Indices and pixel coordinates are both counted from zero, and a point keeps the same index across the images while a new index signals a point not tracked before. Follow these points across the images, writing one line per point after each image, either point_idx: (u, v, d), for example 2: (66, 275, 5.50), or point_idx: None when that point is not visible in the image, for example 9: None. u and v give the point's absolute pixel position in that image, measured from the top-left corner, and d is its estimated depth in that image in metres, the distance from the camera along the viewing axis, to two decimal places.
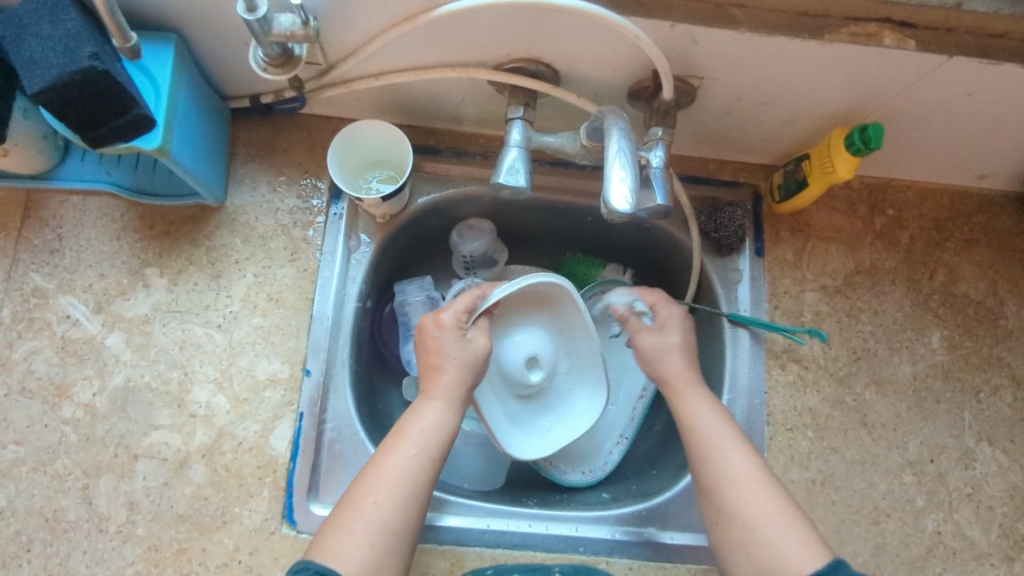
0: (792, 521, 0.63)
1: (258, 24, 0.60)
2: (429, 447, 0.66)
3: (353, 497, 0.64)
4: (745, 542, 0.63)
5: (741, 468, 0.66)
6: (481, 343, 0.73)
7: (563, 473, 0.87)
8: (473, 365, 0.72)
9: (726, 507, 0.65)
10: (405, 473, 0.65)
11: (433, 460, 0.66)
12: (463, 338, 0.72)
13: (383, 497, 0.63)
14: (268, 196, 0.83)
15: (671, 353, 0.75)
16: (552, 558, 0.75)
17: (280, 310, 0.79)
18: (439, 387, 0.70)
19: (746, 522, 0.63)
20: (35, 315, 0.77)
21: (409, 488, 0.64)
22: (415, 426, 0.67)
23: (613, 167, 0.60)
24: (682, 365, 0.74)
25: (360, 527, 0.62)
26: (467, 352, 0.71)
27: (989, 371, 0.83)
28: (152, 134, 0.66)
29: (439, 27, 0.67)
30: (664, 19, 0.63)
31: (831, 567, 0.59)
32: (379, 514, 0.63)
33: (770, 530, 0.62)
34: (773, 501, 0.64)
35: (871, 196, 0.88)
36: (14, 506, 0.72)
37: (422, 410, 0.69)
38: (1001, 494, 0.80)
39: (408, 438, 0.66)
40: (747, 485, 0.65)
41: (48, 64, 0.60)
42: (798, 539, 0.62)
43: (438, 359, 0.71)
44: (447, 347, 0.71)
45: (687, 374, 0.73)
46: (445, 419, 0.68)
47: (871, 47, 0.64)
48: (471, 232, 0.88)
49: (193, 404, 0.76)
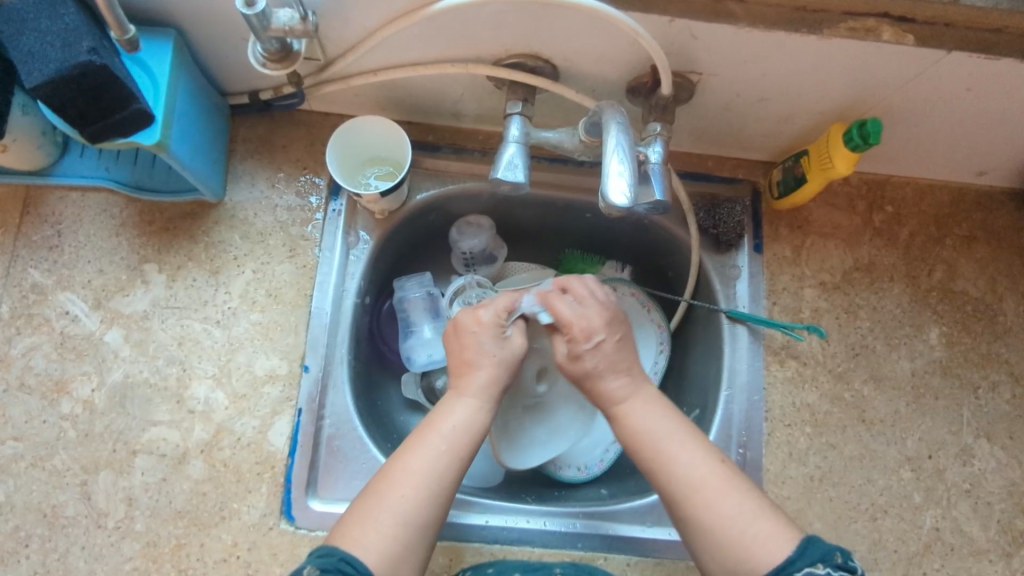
0: (756, 515, 0.62)
1: (256, 19, 0.60)
2: (458, 446, 0.66)
3: (377, 489, 0.64)
4: (712, 548, 0.62)
5: (692, 472, 0.64)
6: (519, 342, 0.73)
7: (559, 468, 0.87)
8: (508, 363, 0.72)
9: (684, 515, 0.64)
10: (433, 468, 0.64)
11: (460, 459, 0.66)
12: (501, 336, 0.72)
13: (411, 490, 0.63)
14: (266, 193, 0.83)
15: (597, 376, 0.71)
16: (550, 555, 0.75)
17: (278, 306, 0.79)
18: (472, 383, 0.70)
19: (708, 527, 0.62)
20: (33, 312, 0.77)
21: (434, 484, 0.64)
22: (446, 422, 0.67)
23: (612, 161, 0.60)
24: (613, 384, 0.70)
25: (385, 519, 0.61)
26: (504, 350, 0.72)
27: (987, 368, 0.83)
28: (153, 128, 0.66)
29: (438, 22, 0.67)
30: (663, 14, 0.63)
31: (801, 547, 0.60)
32: (403, 507, 0.62)
33: (732, 530, 0.61)
34: (729, 501, 0.63)
35: (870, 192, 0.88)
36: (13, 502, 0.72)
37: (453, 406, 0.69)
38: (999, 490, 0.80)
39: (437, 434, 0.66)
40: (698, 491, 0.63)
41: (46, 58, 0.60)
42: (762, 531, 0.61)
43: (474, 354, 0.71)
44: (484, 344, 0.71)
45: (623, 391, 0.70)
46: (476, 417, 0.68)
47: (869, 42, 0.64)
48: (470, 229, 0.89)
49: (192, 401, 0.76)
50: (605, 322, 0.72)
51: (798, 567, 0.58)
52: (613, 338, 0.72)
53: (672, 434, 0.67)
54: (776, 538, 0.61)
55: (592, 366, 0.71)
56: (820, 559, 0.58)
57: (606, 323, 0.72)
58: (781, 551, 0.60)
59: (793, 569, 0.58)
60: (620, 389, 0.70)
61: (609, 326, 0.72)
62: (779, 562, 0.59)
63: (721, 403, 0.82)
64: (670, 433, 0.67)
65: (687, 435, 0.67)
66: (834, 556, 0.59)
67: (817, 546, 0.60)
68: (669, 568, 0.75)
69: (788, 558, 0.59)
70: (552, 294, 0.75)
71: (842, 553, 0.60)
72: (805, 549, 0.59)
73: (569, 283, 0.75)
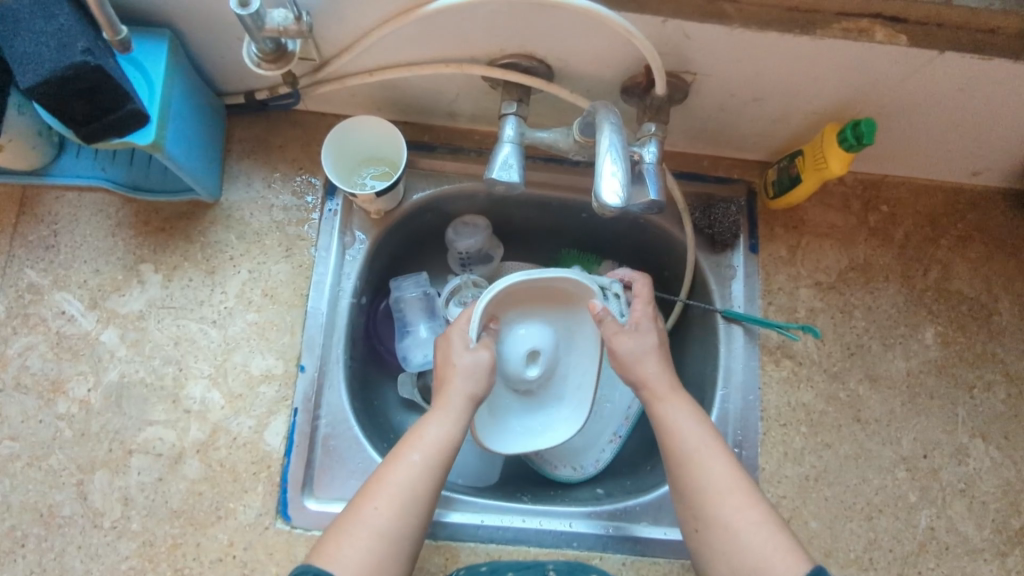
0: (776, 527, 0.62)
1: (251, 19, 0.60)
2: (431, 456, 0.65)
3: (356, 502, 0.63)
4: (732, 551, 0.62)
5: (725, 474, 0.65)
6: (486, 354, 0.71)
7: (553, 467, 0.88)
8: (477, 373, 0.70)
9: (709, 516, 0.64)
10: (406, 479, 0.63)
11: (436, 470, 0.65)
12: (467, 346, 0.71)
13: (384, 503, 0.62)
14: (262, 192, 0.83)
15: (648, 358, 0.72)
16: (545, 554, 0.75)
17: (274, 306, 0.79)
18: (444, 395, 0.69)
19: (731, 530, 0.62)
20: (30, 311, 0.77)
21: (409, 495, 0.63)
22: (418, 434, 0.66)
23: (605, 162, 0.60)
24: (659, 376, 0.71)
25: (361, 532, 0.61)
26: (468, 360, 0.70)
27: (982, 368, 0.83)
28: (147, 129, 0.66)
29: (432, 21, 0.67)
30: (657, 14, 0.63)
31: (815, 573, 0.59)
32: (378, 520, 0.62)
33: (756, 535, 0.62)
34: (756, 509, 0.63)
35: (865, 192, 0.88)
36: (9, 501, 0.73)
37: (427, 419, 0.68)
38: (994, 489, 0.80)
39: (410, 446, 0.66)
40: (731, 495, 0.64)
41: (40, 59, 0.60)
42: (782, 544, 0.61)
43: (443, 368, 0.70)
44: (452, 356, 0.71)
45: (665, 386, 0.70)
46: (450, 427, 0.67)
47: (862, 42, 0.64)
48: (466, 229, 0.89)
49: (188, 401, 0.76)
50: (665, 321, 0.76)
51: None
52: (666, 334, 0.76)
53: (706, 437, 0.67)
54: (791, 553, 0.61)
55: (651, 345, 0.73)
56: None
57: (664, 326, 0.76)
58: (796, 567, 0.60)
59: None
60: (660, 384, 0.70)
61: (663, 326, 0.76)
62: None
63: (717, 402, 0.82)
64: (705, 436, 0.67)
65: (715, 440, 0.67)
66: None
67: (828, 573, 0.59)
68: (664, 568, 0.75)
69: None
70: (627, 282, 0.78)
71: None
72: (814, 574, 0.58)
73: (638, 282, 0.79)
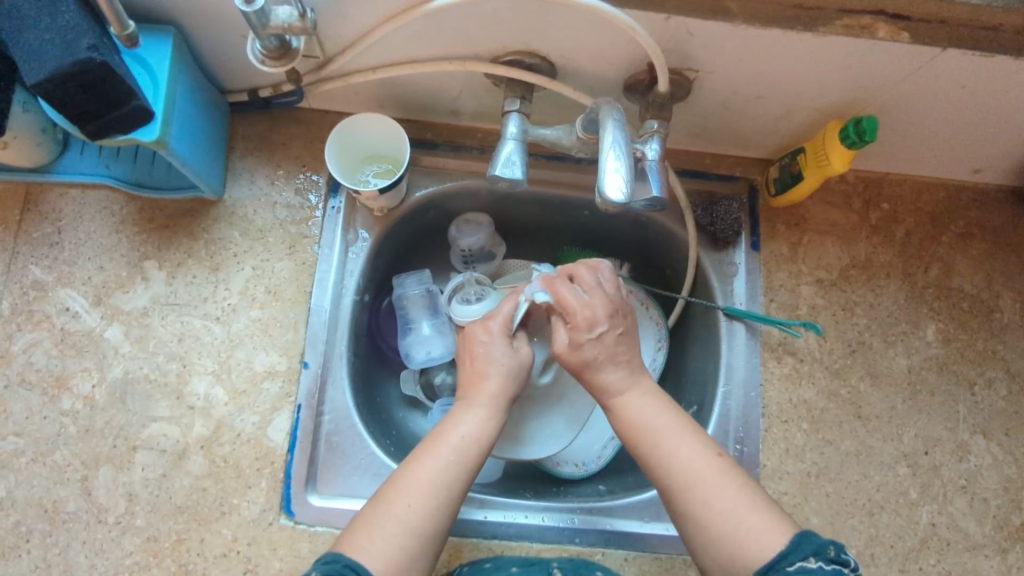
0: (750, 509, 0.60)
1: (255, 16, 0.60)
2: (466, 457, 0.65)
3: (384, 497, 0.62)
4: (708, 544, 0.61)
5: (689, 465, 0.63)
6: (526, 353, 0.72)
7: (556, 465, 0.88)
8: (517, 372, 0.71)
9: (680, 510, 0.63)
10: (440, 478, 0.63)
11: (469, 471, 0.65)
12: (511, 345, 0.72)
13: (418, 501, 0.62)
14: (265, 189, 0.83)
15: (595, 367, 0.69)
16: (547, 550, 0.76)
17: (277, 303, 0.80)
18: (480, 395, 0.68)
19: (702, 521, 0.61)
20: (34, 308, 0.78)
21: (442, 494, 0.63)
22: (455, 432, 0.66)
23: (608, 158, 0.60)
24: (613, 374, 0.69)
25: (391, 526, 0.60)
26: (513, 359, 0.71)
27: (984, 365, 0.84)
28: (152, 126, 0.66)
29: (436, 19, 0.67)
30: (659, 12, 0.63)
31: (797, 539, 0.58)
32: (411, 516, 0.61)
33: (726, 525, 0.60)
34: (725, 494, 0.61)
35: (866, 190, 0.88)
36: (14, 497, 0.73)
37: (462, 417, 0.67)
38: (995, 485, 0.80)
39: (446, 446, 0.65)
40: (695, 484, 0.62)
41: (47, 55, 0.60)
42: (758, 525, 0.59)
43: (483, 365, 0.70)
44: (494, 353, 0.71)
45: (622, 382, 0.69)
46: (483, 429, 0.67)
47: (864, 39, 0.65)
48: (468, 227, 0.89)
49: (192, 397, 0.76)
50: (608, 314, 0.70)
51: (790, 562, 0.57)
52: (614, 331, 0.70)
53: (669, 426, 0.66)
54: (772, 534, 0.59)
55: (591, 356, 0.69)
56: (814, 553, 0.57)
57: (608, 316, 0.70)
58: (774, 548, 0.58)
59: (785, 564, 0.57)
60: (619, 381, 0.69)
61: (612, 319, 0.70)
62: (772, 558, 0.58)
63: (718, 399, 0.82)
64: (668, 426, 0.66)
65: (685, 429, 0.66)
66: (828, 548, 0.57)
67: (812, 538, 0.58)
68: (666, 563, 0.76)
69: (780, 553, 0.58)
70: (558, 279, 0.72)
71: (836, 546, 0.58)
72: (797, 544, 0.58)
73: (576, 271, 0.73)
